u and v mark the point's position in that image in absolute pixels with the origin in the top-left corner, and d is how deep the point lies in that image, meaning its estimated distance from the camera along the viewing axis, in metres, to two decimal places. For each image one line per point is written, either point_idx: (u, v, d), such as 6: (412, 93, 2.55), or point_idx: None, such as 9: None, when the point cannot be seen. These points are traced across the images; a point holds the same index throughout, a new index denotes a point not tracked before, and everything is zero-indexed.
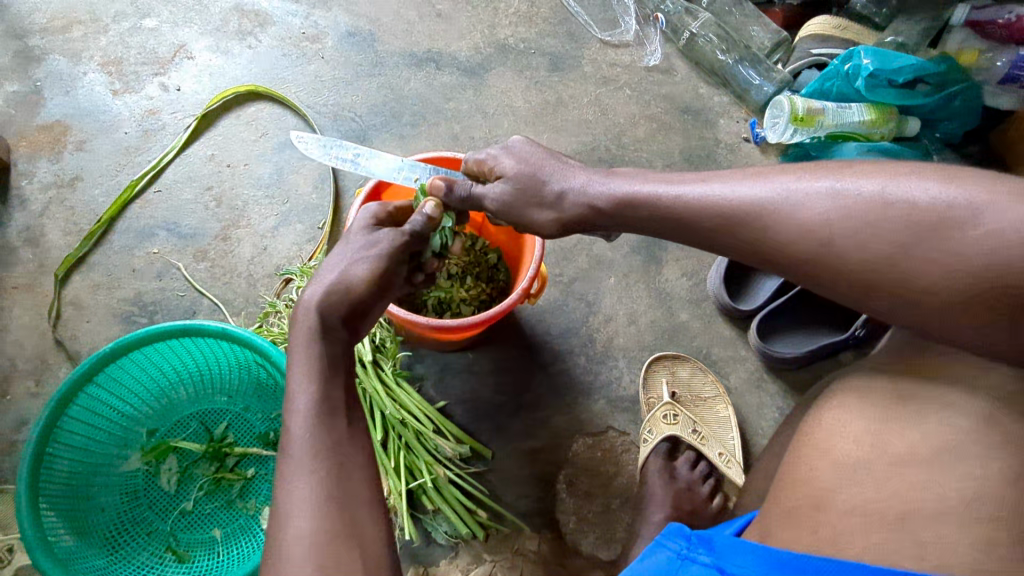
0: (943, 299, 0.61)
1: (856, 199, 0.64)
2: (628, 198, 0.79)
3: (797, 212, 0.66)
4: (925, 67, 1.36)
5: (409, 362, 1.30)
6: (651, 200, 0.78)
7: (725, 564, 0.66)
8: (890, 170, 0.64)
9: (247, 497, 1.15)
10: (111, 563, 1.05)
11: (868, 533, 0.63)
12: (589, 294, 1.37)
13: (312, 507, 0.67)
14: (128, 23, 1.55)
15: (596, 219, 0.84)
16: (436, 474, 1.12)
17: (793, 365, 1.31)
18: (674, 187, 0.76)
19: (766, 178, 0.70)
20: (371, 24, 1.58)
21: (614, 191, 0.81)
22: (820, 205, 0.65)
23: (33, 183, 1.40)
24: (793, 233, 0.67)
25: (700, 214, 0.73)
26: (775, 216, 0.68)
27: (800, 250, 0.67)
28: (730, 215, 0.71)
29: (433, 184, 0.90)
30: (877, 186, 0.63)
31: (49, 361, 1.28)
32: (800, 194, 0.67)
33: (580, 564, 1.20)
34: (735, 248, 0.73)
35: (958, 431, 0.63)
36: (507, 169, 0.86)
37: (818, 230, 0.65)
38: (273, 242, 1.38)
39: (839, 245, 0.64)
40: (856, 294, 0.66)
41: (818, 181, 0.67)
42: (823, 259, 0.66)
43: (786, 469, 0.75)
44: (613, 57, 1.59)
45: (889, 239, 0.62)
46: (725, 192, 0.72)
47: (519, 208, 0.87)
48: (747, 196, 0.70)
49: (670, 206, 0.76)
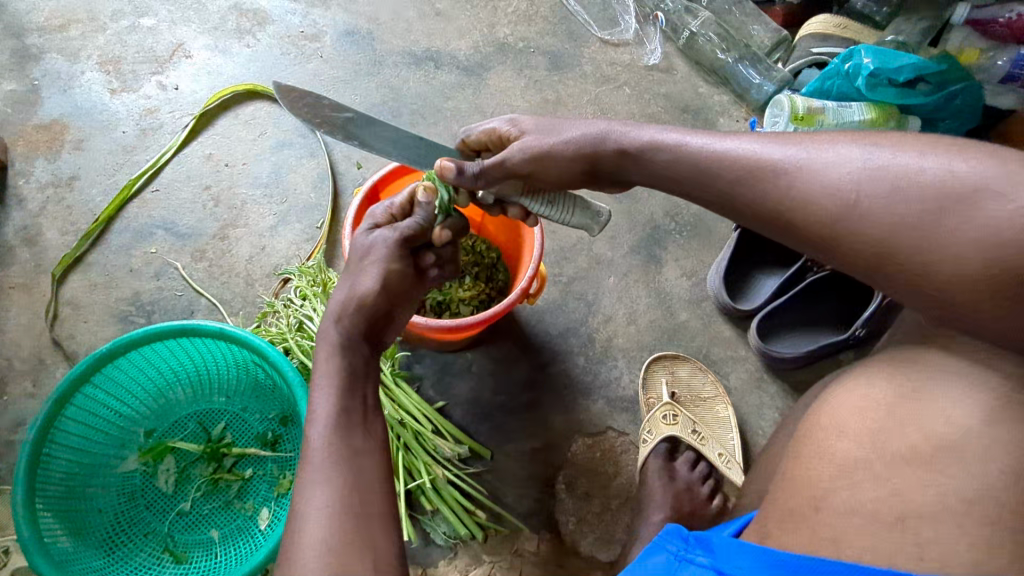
0: (960, 277, 0.60)
1: (890, 163, 0.63)
2: (656, 142, 0.81)
3: (825, 170, 0.67)
4: (925, 67, 1.34)
5: (409, 362, 1.29)
6: (677, 148, 0.79)
7: (724, 565, 0.65)
8: (929, 141, 0.63)
9: (246, 497, 1.14)
10: (109, 564, 1.05)
11: (868, 533, 0.62)
12: (588, 294, 1.37)
13: (323, 515, 0.68)
14: (125, 22, 1.54)
15: (616, 159, 0.84)
16: (435, 475, 1.13)
17: (796, 364, 1.30)
18: (709, 138, 0.77)
19: (800, 141, 0.70)
20: (370, 23, 1.57)
21: (638, 135, 0.82)
22: (851, 166, 0.65)
23: (30, 183, 1.39)
24: (818, 192, 0.67)
25: (725, 165, 0.74)
26: (799, 173, 0.69)
27: (822, 211, 0.67)
28: (756, 170, 0.72)
29: (444, 166, 0.87)
30: (911, 153, 0.63)
31: (47, 361, 1.28)
32: (833, 155, 0.67)
33: (579, 565, 1.19)
34: (755, 211, 0.73)
35: (959, 430, 0.63)
36: (527, 123, 0.90)
37: (846, 190, 0.65)
38: (272, 241, 1.38)
39: (863, 207, 0.64)
40: (870, 261, 0.66)
41: (852, 146, 0.66)
42: (844, 219, 0.65)
43: (786, 470, 0.74)
44: (614, 57, 1.59)
45: (918, 202, 0.61)
46: (758, 150, 0.72)
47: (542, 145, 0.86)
48: (774, 157, 0.71)
49: (694, 155, 0.77)
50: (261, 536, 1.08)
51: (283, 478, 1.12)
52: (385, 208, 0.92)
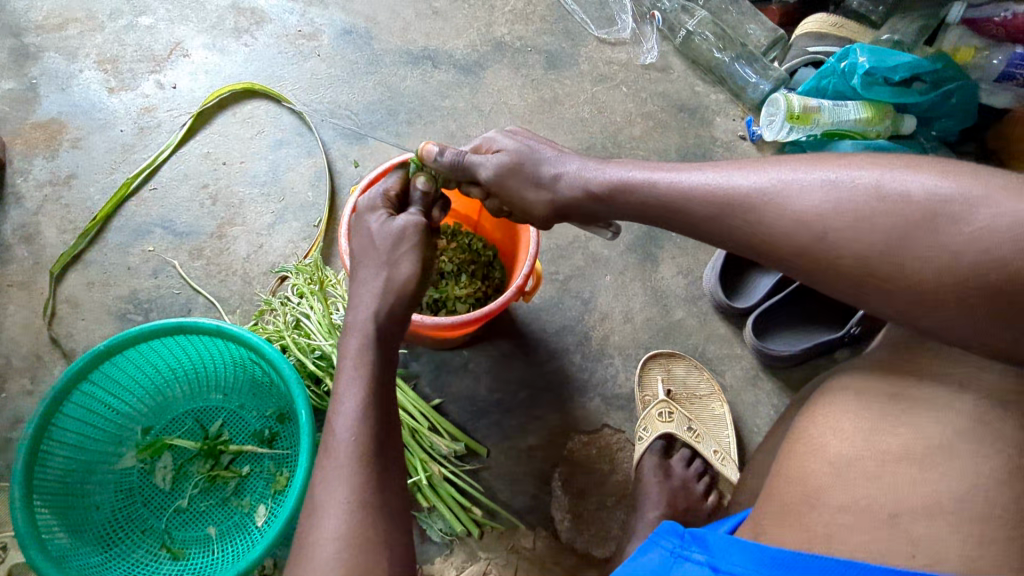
0: (930, 296, 0.61)
1: (853, 190, 0.64)
2: (625, 181, 0.81)
3: (795, 199, 0.67)
4: (920, 66, 1.36)
5: (405, 360, 1.30)
6: (644, 187, 0.79)
7: (718, 562, 0.65)
8: (882, 162, 0.65)
9: (243, 494, 1.14)
10: (105, 561, 1.05)
11: (860, 530, 0.63)
12: (584, 293, 1.37)
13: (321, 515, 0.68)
14: (123, 21, 1.54)
15: (585, 202, 0.85)
16: (431, 472, 1.14)
17: (792, 361, 1.30)
18: (672, 173, 0.77)
19: (764, 168, 0.71)
20: (367, 21, 1.58)
21: (609, 174, 0.83)
22: (816, 198, 0.66)
23: (28, 181, 1.40)
24: (789, 224, 0.67)
25: (697, 197, 0.74)
26: (769, 205, 0.69)
27: (795, 240, 0.67)
28: (725, 204, 0.72)
29: (426, 150, 0.89)
30: (871, 176, 0.64)
31: (45, 358, 1.28)
32: (795, 186, 0.67)
33: (575, 563, 1.20)
34: (730, 239, 0.73)
35: (950, 430, 0.64)
36: (504, 151, 0.89)
37: (814, 223, 0.66)
38: (269, 239, 1.38)
39: (833, 238, 0.65)
40: (848, 288, 0.66)
41: (814, 173, 0.67)
42: (817, 252, 0.66)
43: (779, 466, 0.74)
44: (610, 55, 1.59)
45: (883, 231, 0.62)
46: (722, 181, 0.72)
47: (516, 189, 0.88)
48: (743, 187, 0.70)
49: (665, 188, 0.77)
50: (257, 532, 1.08)
51: (278, 475, 1.13)
52: (382, 190, 0.92)
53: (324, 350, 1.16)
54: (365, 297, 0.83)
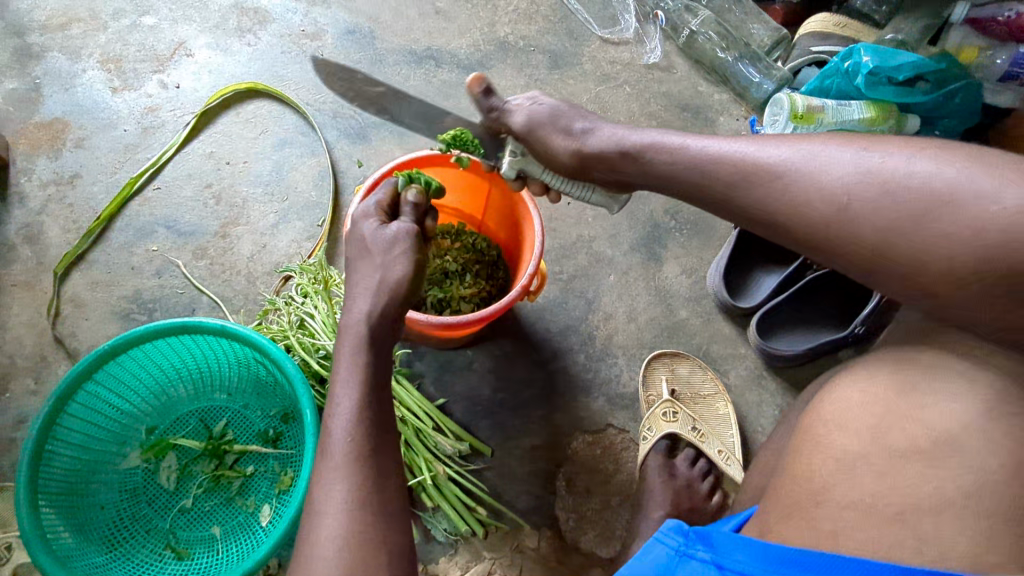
0: (948, 275, 0.62)
1: (881, 167, 0.64)
2: (657, 144, 0.82)
3: (821, 171, 0.67)
4: (924, 65, 1.34)
5: (409, 359, 1.30)
6: (676, 150, 0.80)
7: (724, 560, 0.65)
8: (916, 145, 0.65)
9: (247, 494, 1.15)
10: (110, 560, 1.05)
11: (868, 527, 0.63)
12: (588, 292, 1.37)
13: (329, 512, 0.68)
14: (126, 21, 1.54)
15: (615, 161, 0.87)
16: (436, 472, 1.14)
17: (796, 360, 1.29)
18: (708, 140, 0.78)
19: (795, 142, 0.71)
20: (370, 21, 1.57)
21: (639, 135, 0.84)
22: (843, 171, 0.66)
23: (32, 181, 1.39)
24: (812, 194, 0.68)
25: (724, 166, 0.75)
26: (794, 175, 0.69)
27: (816, 212, 0.67)
28: (749, 172, 0.72)
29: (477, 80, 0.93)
30: (899, 157, 0.64)
31: (49, 358, 1.28)
32: (825, 156, 0.68)
33: (579, 562, 1.20)
34: (750, 213, 0.74)
35: (958, 426, 0.64)
36: (544, 105, 0.92)
37: (837, 194, 0.66)
38: (273, 239, 1.38)
39: (855, 209, 0.65)
40: (864, 262, 0.66)
41: (845, 149, 0.67)
42: (837, 222, 0.66)
43: (785, 466, 0.74)
44: (613, 55, 1.59)
45: (906, 204, 0.62)
46: (752, 153, 0.73)
47: (545, 134, 0.90)
48: (770, 156, 0.71)
49: (694, 155, 0.78)
50: (262, 532, 1.08)
51: (283, 475, 1.13)
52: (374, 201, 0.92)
53: (327, 350, 1.17)
54: (373, 295, 0.83)
